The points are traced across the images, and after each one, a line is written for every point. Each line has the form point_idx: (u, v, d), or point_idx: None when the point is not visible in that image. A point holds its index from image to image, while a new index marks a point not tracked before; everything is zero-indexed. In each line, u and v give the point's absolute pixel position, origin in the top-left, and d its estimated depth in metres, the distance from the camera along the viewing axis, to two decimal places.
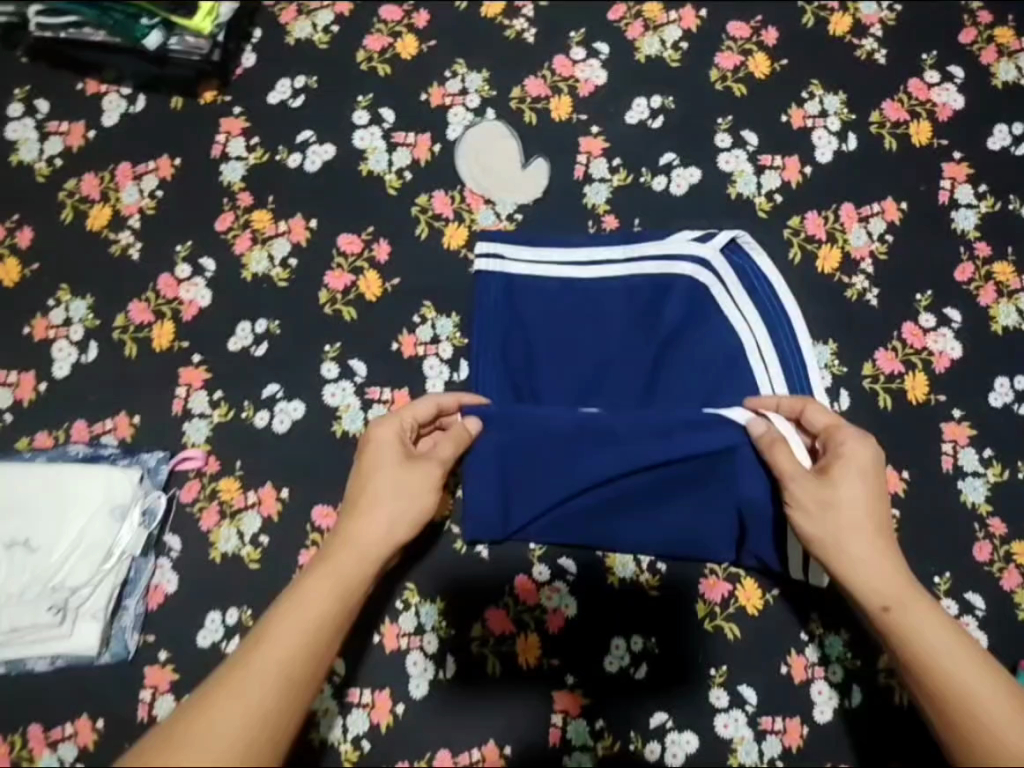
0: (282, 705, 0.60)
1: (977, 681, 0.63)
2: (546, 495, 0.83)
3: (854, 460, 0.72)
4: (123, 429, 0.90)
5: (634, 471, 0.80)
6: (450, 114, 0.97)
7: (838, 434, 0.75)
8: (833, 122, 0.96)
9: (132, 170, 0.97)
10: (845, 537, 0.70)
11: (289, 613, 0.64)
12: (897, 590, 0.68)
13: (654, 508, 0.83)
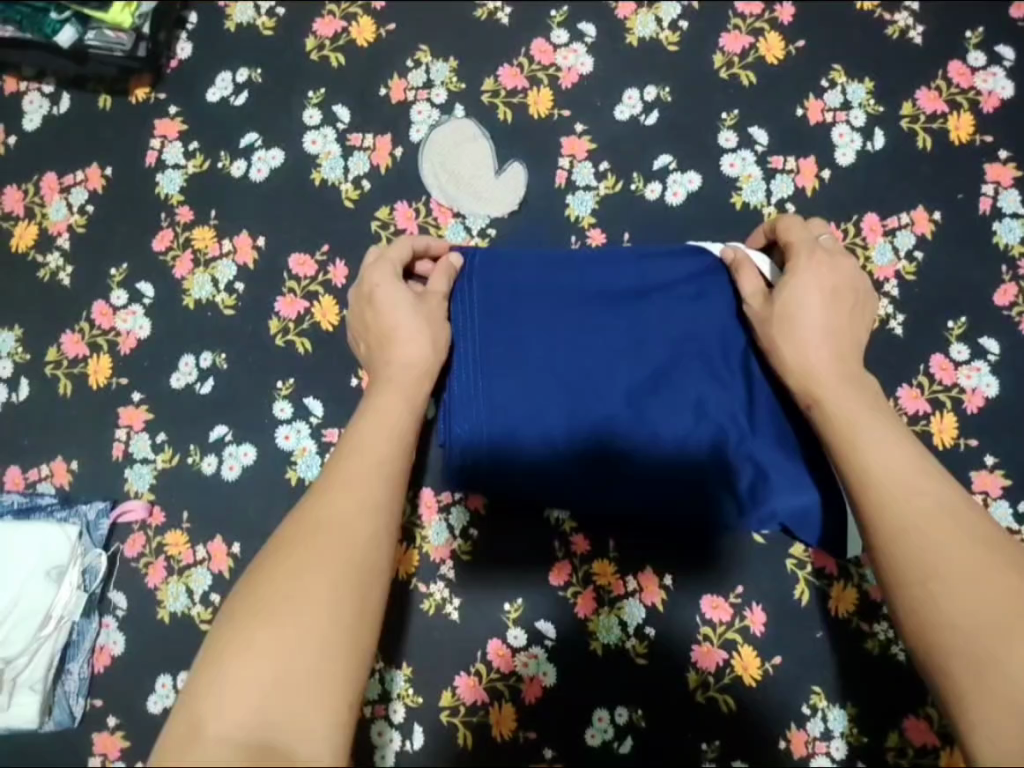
0: (382, 496, 0.52)
1: (972, 578, 0.47)
2: (539, 405, 0.75)
3: (804, 269, 0.67)
4: (60, 475, 0.82)
5: (627, 351, 0.76)
6: (413, 112, 0.85)
7: (794, 249, 0.69)
8: (858, 116, 0.82)
9: (58, 181, 0.86)
10: (793, 334, 0.63)
11: (368, 425, 0.58)
12: (828, 379, 0.61)
13: (651, 406, 0.76)
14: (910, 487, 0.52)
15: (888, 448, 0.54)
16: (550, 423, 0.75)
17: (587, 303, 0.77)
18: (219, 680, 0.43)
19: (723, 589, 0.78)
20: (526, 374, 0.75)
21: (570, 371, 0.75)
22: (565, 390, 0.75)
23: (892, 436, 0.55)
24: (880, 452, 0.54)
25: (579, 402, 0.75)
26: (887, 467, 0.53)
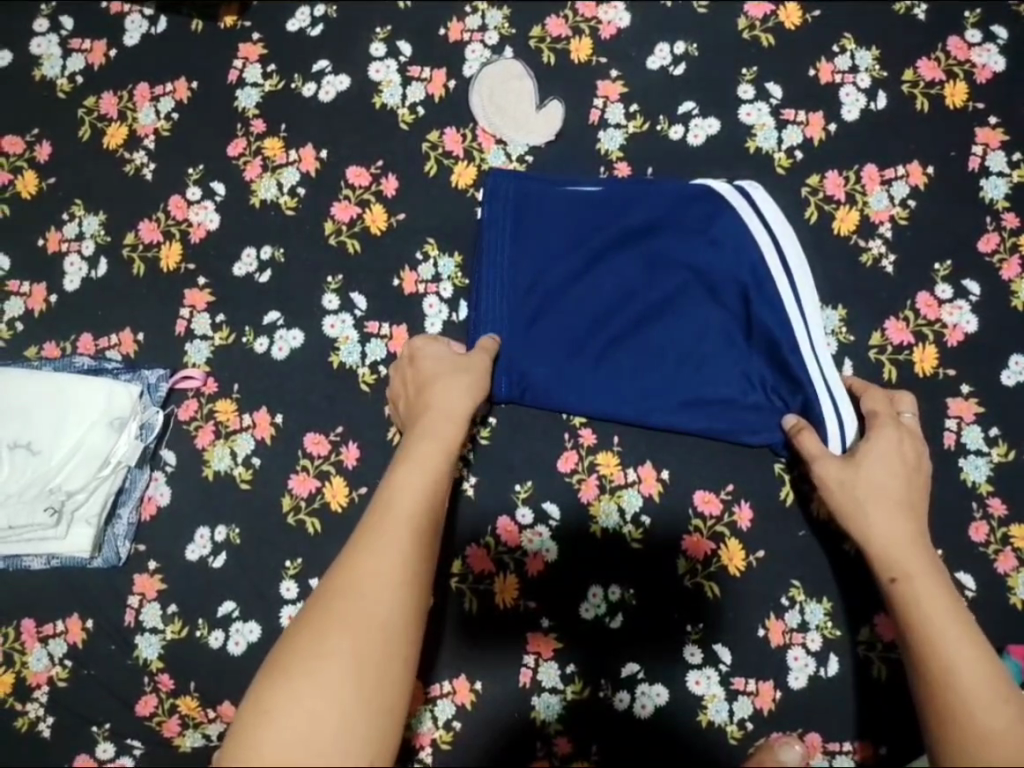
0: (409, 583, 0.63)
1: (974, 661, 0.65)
2: (553, 328, 0.86)
3: (879, 446, 0.77)
4: (127, 345, 0.92)
5: (637, 283, 0.86)
6: (467, 51, 0.95)
7: (879, 422, 0.79)
8: (864, 79, 0.92)
9: (150, 91, 0.97)
10: (864, 502, 0.75)
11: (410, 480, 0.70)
12: (907, 566, 0.71)
13: (655, 335, 0.85)
14: (902, 557, 0.72)
15: (889, 525, 0.73)
16: (561, 347, 0.86)
17: (603, 243, 0.87)
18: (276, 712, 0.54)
19: (715, 486, 0.87)
20: (549, 302, 0.87)
21: (587, 301, 0.86)
22: (586, 321, 0.86)
23: (905, 529, 0.73)
24: (880, 526, 0.73)
25: (597, 331, 0.86)
26: (890, 546, 0.72)
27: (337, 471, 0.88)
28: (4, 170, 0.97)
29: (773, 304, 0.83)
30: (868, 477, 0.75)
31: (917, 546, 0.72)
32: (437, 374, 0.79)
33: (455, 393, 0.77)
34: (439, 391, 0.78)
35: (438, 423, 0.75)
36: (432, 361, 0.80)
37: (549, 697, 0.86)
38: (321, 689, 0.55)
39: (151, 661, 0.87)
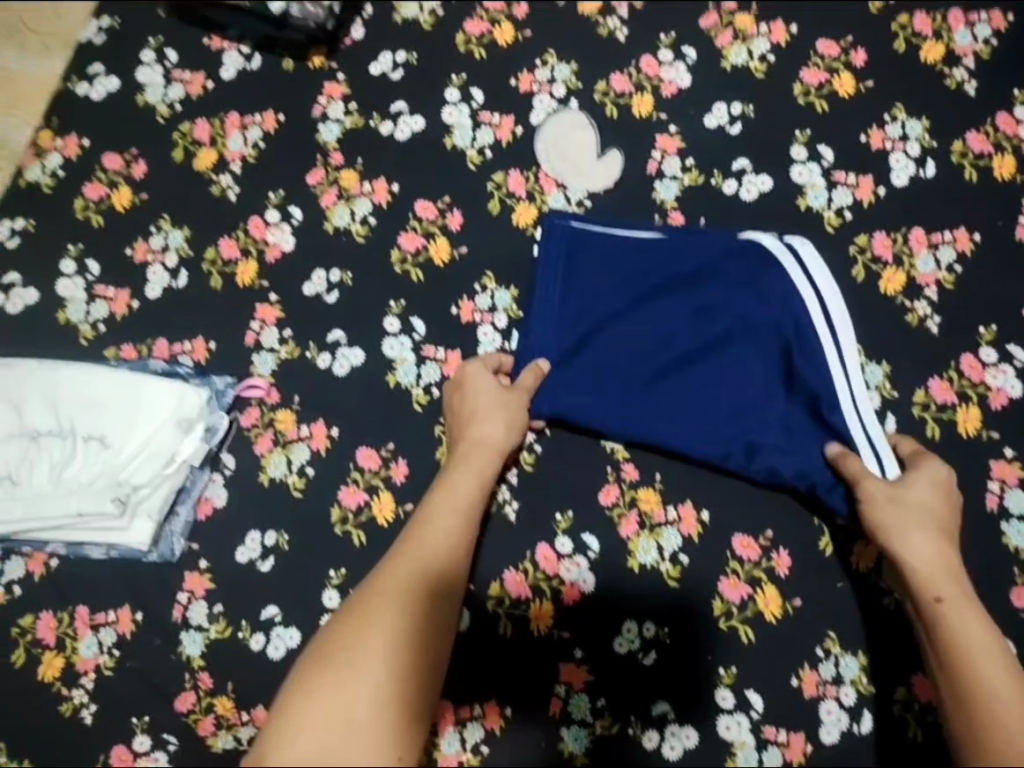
0: (433, 603, 0.72)
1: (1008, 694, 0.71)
2: (601, 363, 0.90)
3: (925, 474, 0.82)
4: (199, 352, 0.98)
5: (683, 325, 0.90)
6: (536, 101, 1.02)
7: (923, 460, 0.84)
8: (913, 147, 0.96)
9: (239, 121, 1.05)
10: (911, 525, 0.78)
11: (443, 506, 0.79)
12: (950, 592, 0.76)
13: (699, 376, 0.88)
14: (943, 583, 0.76)
15: (932, 550, 0.77)
16: (606, 379, 0.89)
17: (651, 286, 0.91)
18: (313, 695, 0.66)
19: (753, 531, 0.89)
20: (596, 338, 0.90)
21: (633, 340, 0.90)
22: (635, 361, 0.90)
23: (944, 558, 0.77)
24: (924, 549, 0.77)
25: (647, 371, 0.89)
26: (935, 571, 0.77)
27: (386, 486, 0.92)
28: (101, 184, 1.04)
29: (817, 356, 0.87)
30: (914, 502, 0.80)
31: (955, 577, 0.77)
32: (483, 402, 0.86)
33: (491, 428, 0.85)
34: (477, 422, 0.85)
35: (476, 453, 0.84)
36: (476, 390, 0.87)
37: (578, 730, 0.87)
38: (351, 684, 0.66)
39: (193, 658, 0.90)
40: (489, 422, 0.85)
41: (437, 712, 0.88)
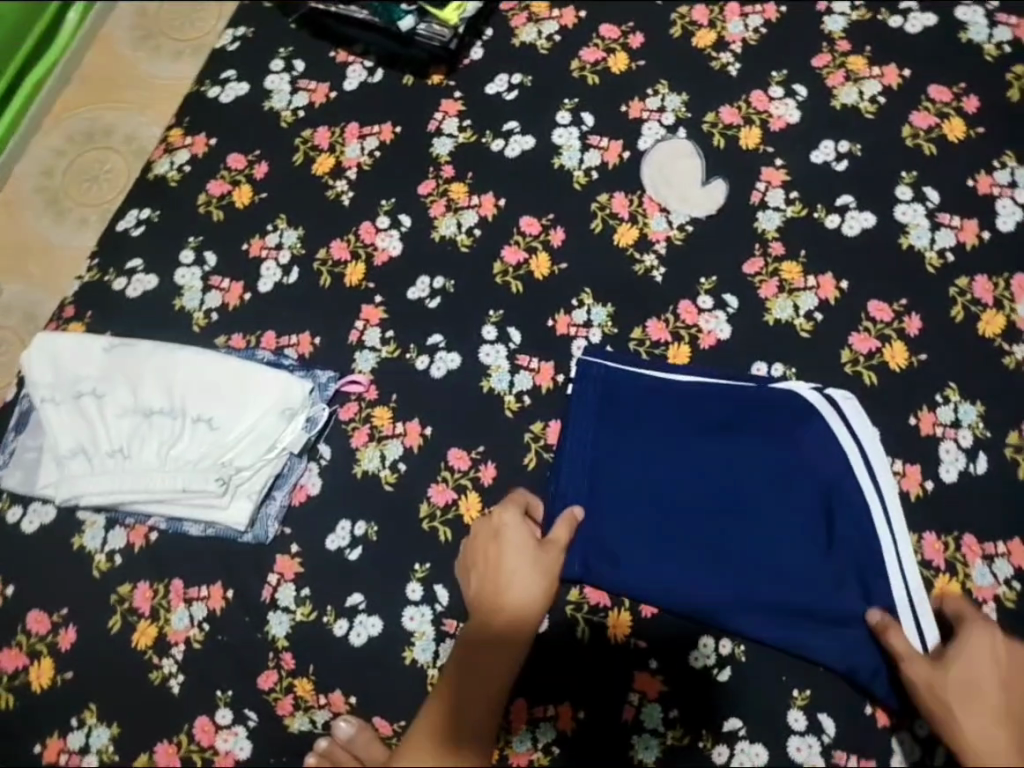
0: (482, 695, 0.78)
1: None
2: (634, 533, 0.89)
3: (977, 651, 0.80)
4: (304, 346, 1.02)
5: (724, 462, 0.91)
6: (645, 128, 1.05)
7: (967, 625, 0.82)
8: (1021, 194, 0.97)
9: (359, 130, 1.10)
10: (958, 711, 0.77)
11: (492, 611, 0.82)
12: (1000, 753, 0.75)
13: (738, 528, 0.89)
14: (993, 749, 0.75)
15: (980, 723, 0.76)
16: (642, 553, 0.89)
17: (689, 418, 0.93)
18: None
19: None
20: (628, 503, 0.90)
21: (667, 490, 0.91)
22: (660, 518, 0.90)
23: (991, 717, 0.76)
24: (972, 728, 0.76)
25: (667, 559, 0.89)
26: (981, 730, 0.76)
27: (473, 486, 0.95)
28: (224, 182, 1.10)
29: (851, 533, 0.87)
30: (960, 683, 0.78)
31: (1007, 734, 0.76)
32: (512, 557, 0.84)
33: (520, 589, 0.83)
34: (507, 586, 0.83)
35: (503, 618, 0.81)
36: (507, 544, 0.85)
37: (649, 739, 0.86)
38: None
39: (277, 638, 0.93)
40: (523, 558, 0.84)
41: (509, 708, 0.89)
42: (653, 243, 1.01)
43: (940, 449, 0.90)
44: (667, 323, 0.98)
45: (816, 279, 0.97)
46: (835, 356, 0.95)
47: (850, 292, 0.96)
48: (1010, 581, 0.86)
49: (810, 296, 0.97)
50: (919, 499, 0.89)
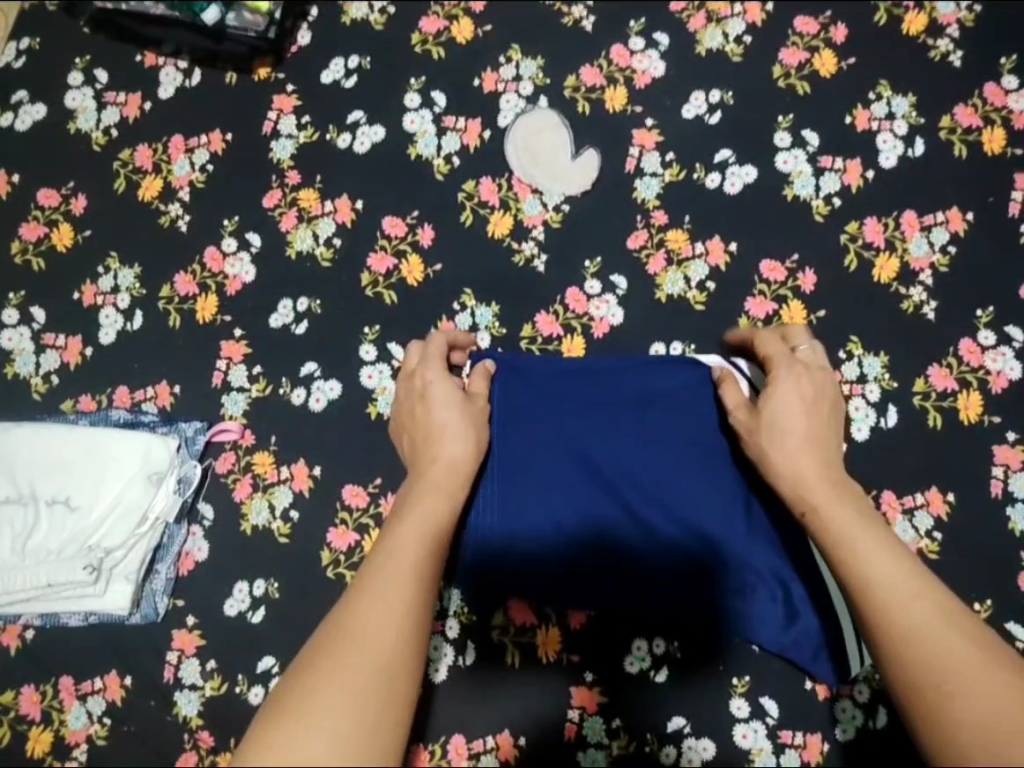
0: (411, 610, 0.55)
1: (939, 624, 0.54)
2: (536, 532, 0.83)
3: (793, 375, 0.73)
4: (163, 397, 0.92)
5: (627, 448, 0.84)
6: (502, 101, 0.96)
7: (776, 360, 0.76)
8: (900, 125, 0.92)
9: (185, 144, 0.98)
10: (772, 442, 0.70)
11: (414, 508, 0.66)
12: (814, 482, 0.66)
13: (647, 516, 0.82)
14: (817, 490, 0.66)
15: (795, 458, 0.68)
16: (545, 552, 0.83)
17: (588, 407, 0.86)
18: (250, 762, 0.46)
19: None
20: (529, 500, 0.83)
21: (569, 483, 0.84)
22: (572, 510, 0.83)
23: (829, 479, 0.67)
24: (786, 455, 0.69)
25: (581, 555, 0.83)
26: (796, 456, 0.68)
27: (376, 524, 0.88)
28: (40, 224, 0.97)
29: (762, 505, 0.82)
30: (772, 418, 0.71)
31: (834, 477, 0.66)
32: (442, 416, 0.75)
33: (456, 442, 0.73)
34: (441, 437, 0.74)
35: (443, 475, 0.71)
36: (437, 404, 0.76)
37: (595, 753, 0.83)
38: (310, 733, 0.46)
39: (189, 718, 0.85)
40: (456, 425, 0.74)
41: (448, 749, 0.84)
42: (530, 228, 0.93)
43: (849, 408, 0.87)
44: (557, 315, 0.91)
45: (703, 245, 0.91)
46: (733, 325, 0.90)
47: (740, 254, 0.91)
48: (931, 531, 0.85)
49: (700, 264, 0.91)
50: None
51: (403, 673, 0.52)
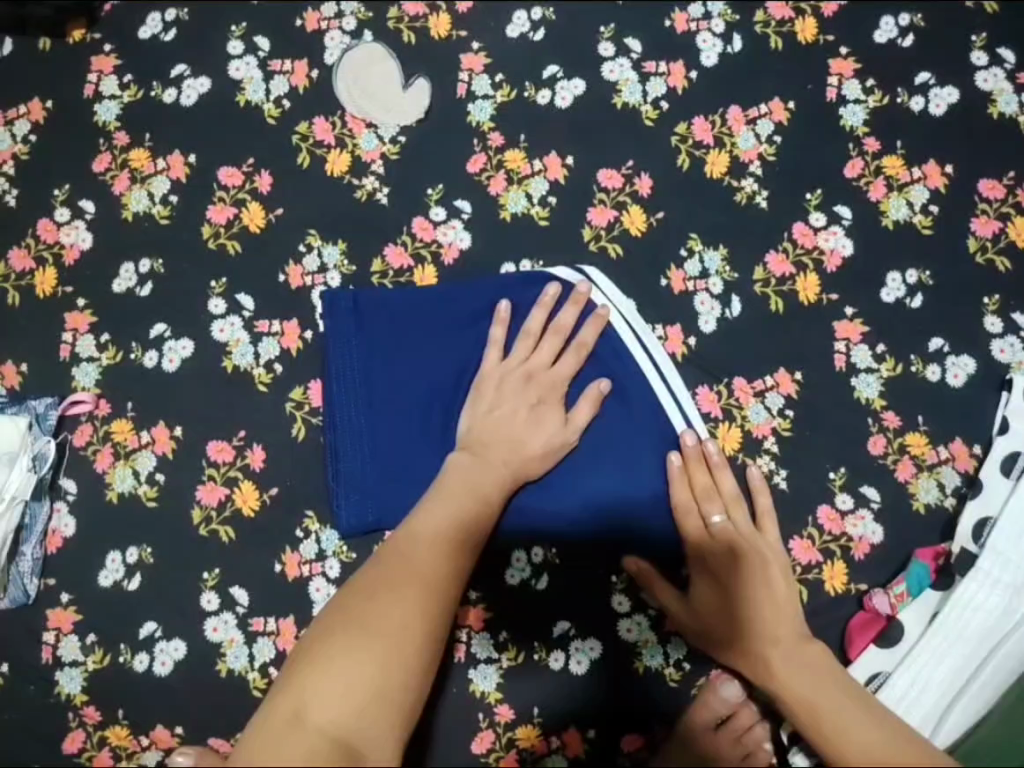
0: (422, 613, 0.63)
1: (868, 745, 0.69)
2: (406, 459, 0.85)
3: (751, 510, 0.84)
4: (11, 377, 0.89)
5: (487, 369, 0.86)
6: (327, 39, 0.94)
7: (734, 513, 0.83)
8: (718, 24, 0.94)
9: (2, 116, 0.94)
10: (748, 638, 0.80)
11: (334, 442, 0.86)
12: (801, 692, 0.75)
13: None
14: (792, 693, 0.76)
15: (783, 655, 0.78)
16: (416, 478, 0.85)
17: (446, 333, 0.87)
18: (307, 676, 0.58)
19: None
20: (397, 429, 0.85)
21: (429, 407, 0.86)
22: (435, 433, 0.85)
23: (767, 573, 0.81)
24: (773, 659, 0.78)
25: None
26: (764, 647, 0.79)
27: (245, 476, 0.87)
28: None
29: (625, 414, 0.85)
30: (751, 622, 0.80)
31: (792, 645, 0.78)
32: (347, 361, 0.87)
33: (359, 375, 0.86)
34: (344, 371, 0.86)
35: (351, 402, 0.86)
36: (333, 356, 0.87)
37: (486, 667, 0.86)
38: (341, 666, 0.58)
39: (74, 695, 0.84)
40: (357, 363, 0.86)
41: None
42: (369, 164, 0.92)
43: (695, 303, 0.90)
44: (405, 246, 0.91)
45: (541, 161, 0.92)
46: (577, 236, 0.91)
47: (577, 166, 0.92)
48: (783, 410, 0.88)
49: (540, 180, 0.92)
50: (685, 358, 0.89)
51: (385, 705, 0.57)
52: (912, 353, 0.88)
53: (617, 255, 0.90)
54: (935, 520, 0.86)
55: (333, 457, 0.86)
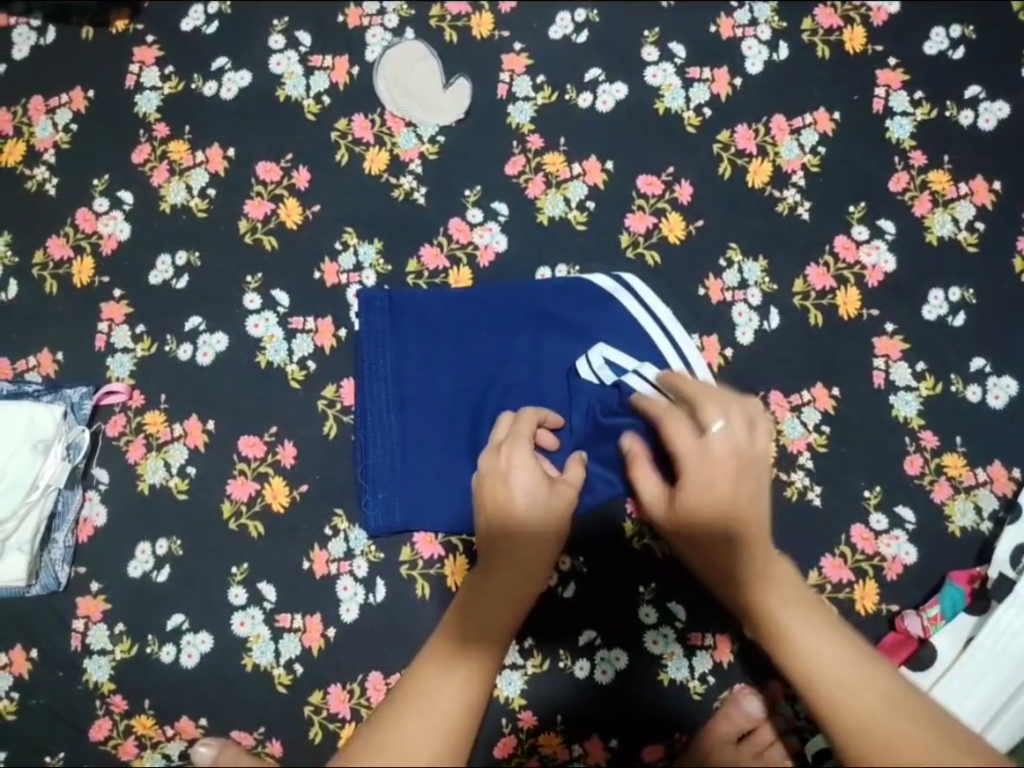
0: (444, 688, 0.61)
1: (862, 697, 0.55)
2: (435, 464, 0.85)
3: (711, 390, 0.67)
4: (46, 365, 0.89)
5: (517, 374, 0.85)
6: (368, 36, 0.94)
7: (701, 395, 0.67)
8: (764, 31, 0.93)
9: (45, 104, 0.94)
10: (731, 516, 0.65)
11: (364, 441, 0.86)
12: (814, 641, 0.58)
13: None
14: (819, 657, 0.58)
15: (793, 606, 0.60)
16: (444, 482, 0.84)
17: (477, 337, 0.87)
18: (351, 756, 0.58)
19: None
20: (426, 431, 0.85)
21: (459, 411, 0.85)
22: (464, 438, 0.85)
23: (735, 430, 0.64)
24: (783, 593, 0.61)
25: None
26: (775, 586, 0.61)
27: (276, 472, 0.87)
28: None
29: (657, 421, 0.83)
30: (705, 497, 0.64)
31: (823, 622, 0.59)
32: (380, 361, 0.87)
33: (392, 376, 0.86)
34: (379, 371, 0.87)
35: (382, 402, 0.86)
36: (366, 356, 0.87)
37: (511, 673, 0.86)
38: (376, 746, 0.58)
39: (101, 683, 0.84)
40: (390, 363, 0.87)
41: (367, 686, 0.84)
42: (407, 163, 0.92)
43: (733, 314, 0.88)
44: (441, 248, 0.90)
45: (581, 166, 0.91)
46: (615, 243, 0.90)
47: (617, 172, 0.91)
48: (819, 425, 0.87)
49: (578, 184, 0.91)
50: (721, 369, 0.88)
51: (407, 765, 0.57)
52: (952, 373, 0.87)
53: (655, 263, 0.89)
54: (969, 543, 0.85)
55: (364, 456, 0.86)
